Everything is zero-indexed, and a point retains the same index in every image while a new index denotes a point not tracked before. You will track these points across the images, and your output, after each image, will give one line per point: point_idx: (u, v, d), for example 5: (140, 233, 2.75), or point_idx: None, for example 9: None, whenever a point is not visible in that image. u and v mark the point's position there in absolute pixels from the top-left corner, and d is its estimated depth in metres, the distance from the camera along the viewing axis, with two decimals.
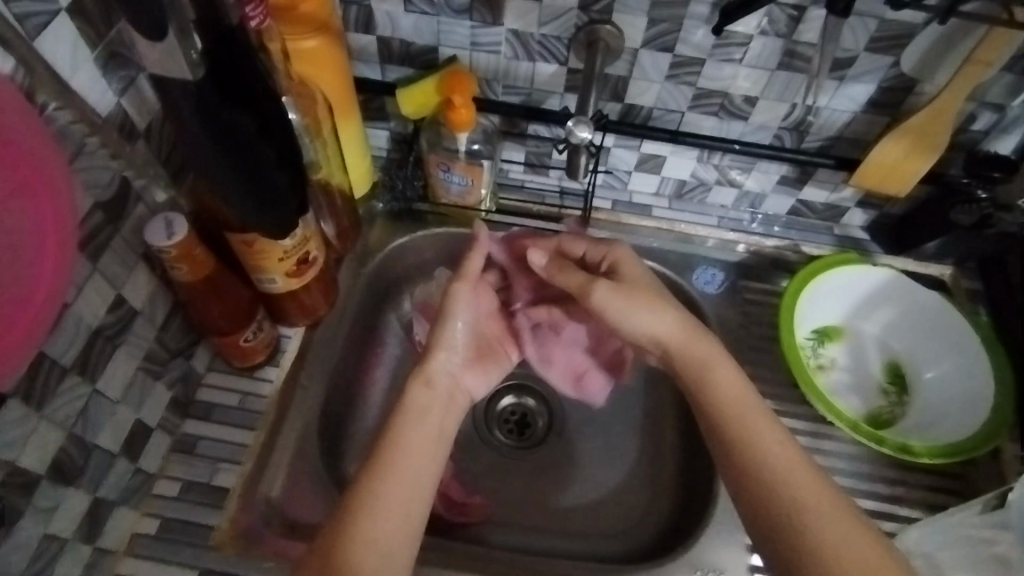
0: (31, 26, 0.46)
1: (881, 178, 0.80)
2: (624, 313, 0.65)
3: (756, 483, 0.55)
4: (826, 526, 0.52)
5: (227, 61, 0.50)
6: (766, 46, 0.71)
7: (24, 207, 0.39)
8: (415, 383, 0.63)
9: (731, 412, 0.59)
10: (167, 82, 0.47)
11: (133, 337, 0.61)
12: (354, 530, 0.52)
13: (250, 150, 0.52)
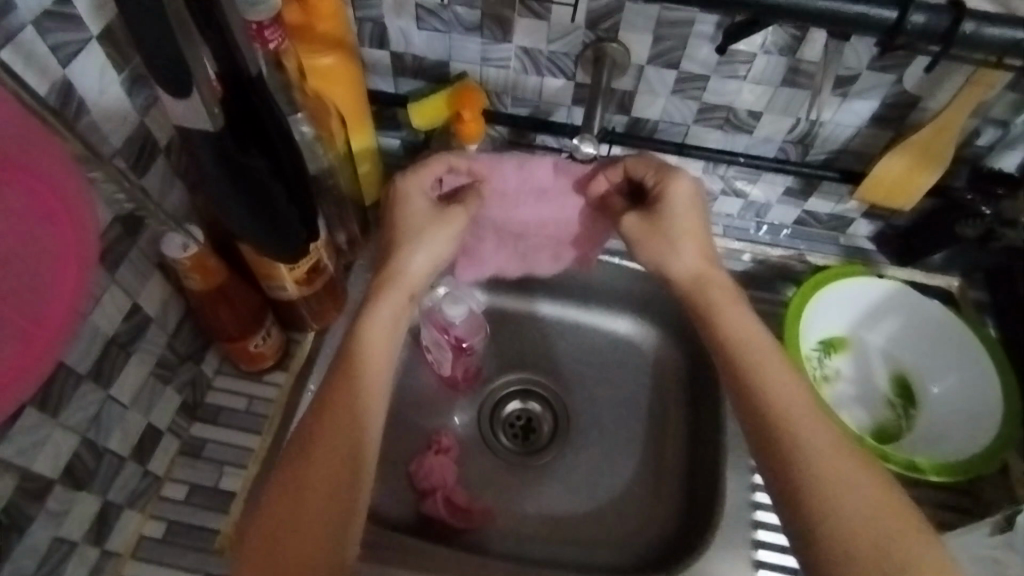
0: (61, 54, 0.48)
1: (886, 194, 0.81)
2: (654, 243, 0.67)
3: (772, 416, 0.57)
4: (844, 487, 0.52)
5: (241, 100, 0.53)
6: (769, 64, 0.72)
7: (42, 226, 0.40)
8: (399, 291, 0.65)
9: (747, 354, 0.60)
10: (185, 125, 0.50)
11: (146, 344, 0.64)
12: (329, 468, 0.55)
13: (265, 186, 0.56)
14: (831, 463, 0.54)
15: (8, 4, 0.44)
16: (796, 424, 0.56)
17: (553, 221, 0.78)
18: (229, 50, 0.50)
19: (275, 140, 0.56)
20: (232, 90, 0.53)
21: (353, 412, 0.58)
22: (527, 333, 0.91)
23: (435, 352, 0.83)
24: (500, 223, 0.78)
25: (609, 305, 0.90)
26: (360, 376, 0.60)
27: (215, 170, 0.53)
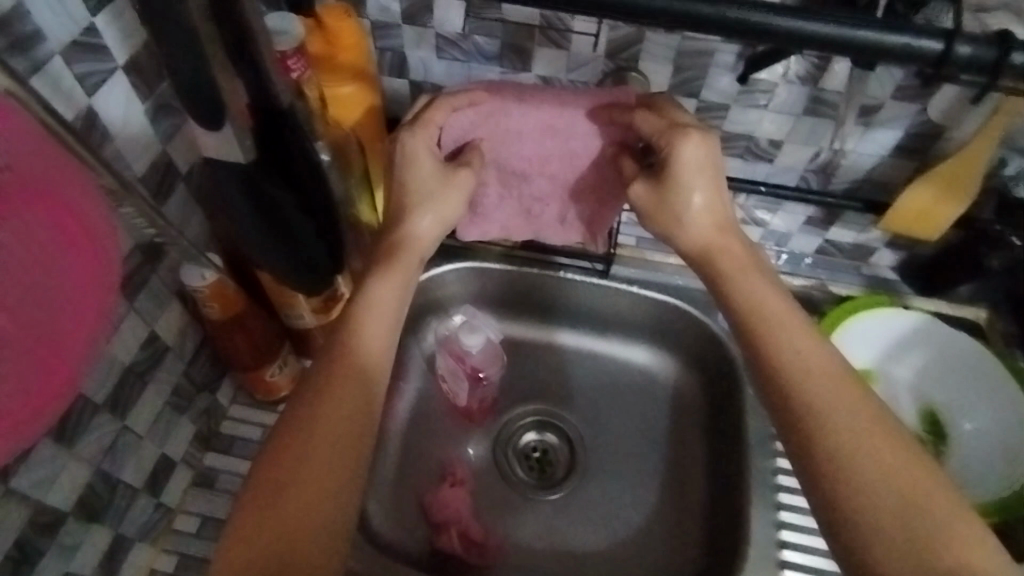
0: (88, 84, 0.49)
1: (910, 223, 0.79)
2: (665, 206, 0.61)
3: (794, 394, 0.52)
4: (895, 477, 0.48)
5: (274, 134, 0.55)
6: (792, 94, 0.72)
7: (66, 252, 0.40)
8: (408, 258, 0.61)
9: (765, 326, 0.56)
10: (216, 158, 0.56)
11: (163, 373, 0.63)
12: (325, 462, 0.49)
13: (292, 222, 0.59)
14: (866, 448, 0.49)
15: (38, 35, 0.44)
16: (836, 404, 0.51)
17: (562, 160, 0.69)
18: (263, 84, 0.51)
19: (305, 178, 0.58)
20: (266, 126, 0.55)
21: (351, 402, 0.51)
22: (543, 362, 0.89)
23: (451, 382, 0.83)
24: (504, 163, 0.70)
25: (626, 334, 0.89)
26: (369, 350, 0.55)
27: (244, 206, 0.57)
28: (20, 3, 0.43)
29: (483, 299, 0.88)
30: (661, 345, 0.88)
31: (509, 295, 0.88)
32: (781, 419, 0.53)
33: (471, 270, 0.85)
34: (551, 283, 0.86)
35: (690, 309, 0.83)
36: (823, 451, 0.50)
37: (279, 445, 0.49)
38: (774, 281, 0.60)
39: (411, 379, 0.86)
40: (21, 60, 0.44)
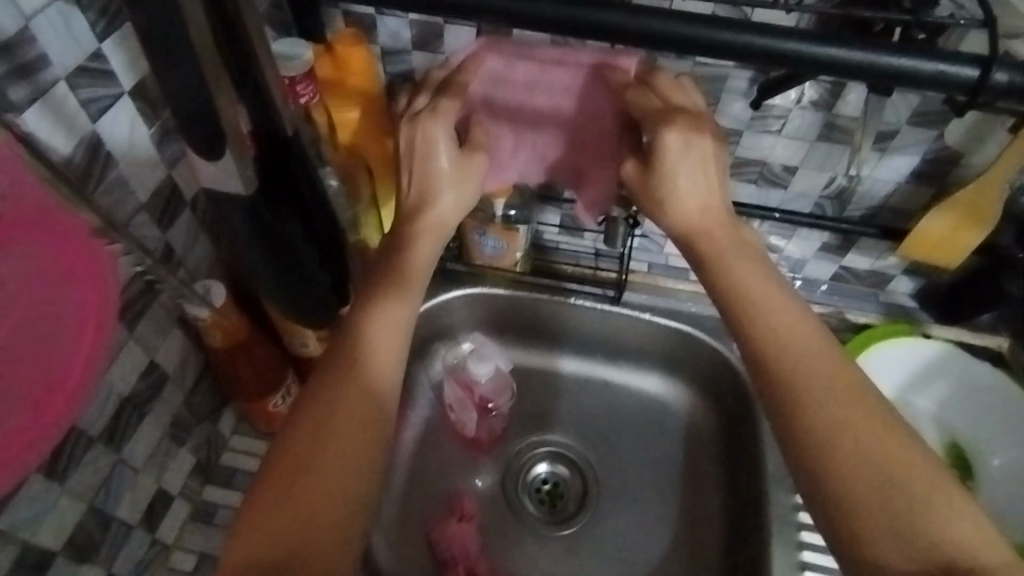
0: (92, 109, 0.48)
1: (928, 251, 0.77)
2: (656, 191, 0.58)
3: (793, 387, 0.48)
4: (908, 473, 0.45)
5: (278, 164, 0.53)
6: (805, 119, 0.71)
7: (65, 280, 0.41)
8: (425, 236, 0.60)
9: (761, 317, 0.52)
10: (219, 189, 0.51)
11: (162, 403, 0.62)
12: (322, 470, 0.46)
13: (297, 253, 0.57)
14: (880, 455, 0.46)
15: (43, 61, 0.44)
16: (842, 400, 0.48)
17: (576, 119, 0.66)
18: (266, 110, 0.50)
19: (310, 205, 0.56)
20: (270, 154, 0.53)
21: (357, 412, 0.49)
22: (553, 390, 0.87)
23: (459, 413, 0.81)
24: (520, 122, 0.67)
25: (638, 362, 0.87)
26: (377, 354, 0.52)
27: (246, 233, 0.54)
28: (26, 28, 0.42)
29: (491, 326, 0.86)
30: (673, 373, 0.86)
31: (518, 322, 0.86)
32: (774, 417, 0.49)
33: (478, 297, 0.83)
34: (560, 310, 0.84)
35: (703, 337, 0.81)
36: (824, 444, 0.46)
37: (282, 452, 0.47)
38: (765, 261, 0.57)
39: (418, 407, 0.84)
40: (24, 85, 0.43)
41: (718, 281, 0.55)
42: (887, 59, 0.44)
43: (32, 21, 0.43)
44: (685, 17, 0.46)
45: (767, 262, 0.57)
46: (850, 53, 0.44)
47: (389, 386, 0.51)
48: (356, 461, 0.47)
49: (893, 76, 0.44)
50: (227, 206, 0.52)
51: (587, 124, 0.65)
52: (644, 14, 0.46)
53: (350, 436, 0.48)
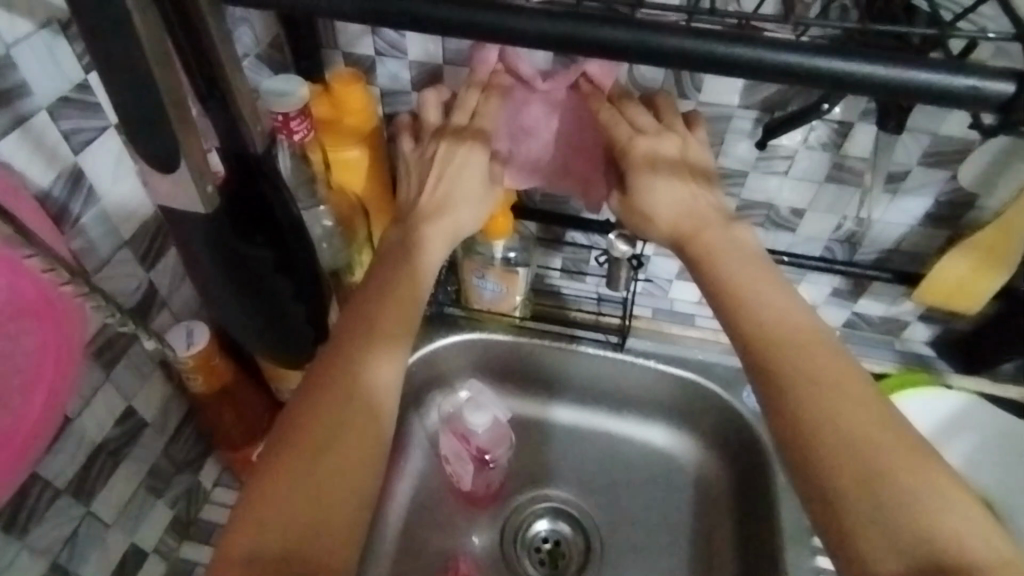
0: (75, 140, 0.47)
1: (945, 296, 0.73)
2: (651, 192, 0.57)
3: (792, 380, 0.47)
4: (907, 471, 0.43)
5: (248, 186, 0.46)
6: (812, 161, 0.69)
7: (28, 309, 0.40)
8: (433, 230, 0.58)
9: (756, 308, 0.51)
10: (175, 207, 0.42)
11: (138, 451, 0.59)
12: (313, 483, 0.43)
13: (267, 284, 0.47)
14: (887, 456, 0.44)
15: (24, 90, 0.43)
16: (844, 396, 0.46)
17: (575, 135, 0.62)
18: (235, 127, 0.44)
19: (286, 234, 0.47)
20: (239, 178, 0.46)
21: (352, 426, 0.46)
22: (554, 440, 0.83)
23: (455, 465, 0.76)
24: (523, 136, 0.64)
25: (644, 412, 0.83)
26: (367, 351, 0.49)
27: (209, 261, 0.45)
28: (7, 56, 0.41)
29: (490, 372, 0.83)
30: (679, 424, 0.82)
31: (517, 370, 0.83)
32: (772, 410, 0.47)
33: (475, 343, 0.80)
34: (561, 357, 0.80)
35: (711, 387, 0.77)
36: (808, 438, 0.45)
37: (272, 464, 0.44)
38: (759, 252, 0.56)
39: (413, 459, 0.80)
40: (2, 113, 0.42)
41: (708, 274, 0.54)
42: (934, 75, 0.36)
43: (13, 49, 0.42)
44: (671, 31, 0.37)
45: (761, 254, 0.56)
46: (887, 69, 0.37)
47: (386, 402, 0.48)
48: (351, 478, 0.44)
49: (928, 95, 0.37)
50: (186, 228, 0.43)
51: (585, 136, 0.62)
52: (625, 27, 0.38)
53: (327, 435, 0.45)
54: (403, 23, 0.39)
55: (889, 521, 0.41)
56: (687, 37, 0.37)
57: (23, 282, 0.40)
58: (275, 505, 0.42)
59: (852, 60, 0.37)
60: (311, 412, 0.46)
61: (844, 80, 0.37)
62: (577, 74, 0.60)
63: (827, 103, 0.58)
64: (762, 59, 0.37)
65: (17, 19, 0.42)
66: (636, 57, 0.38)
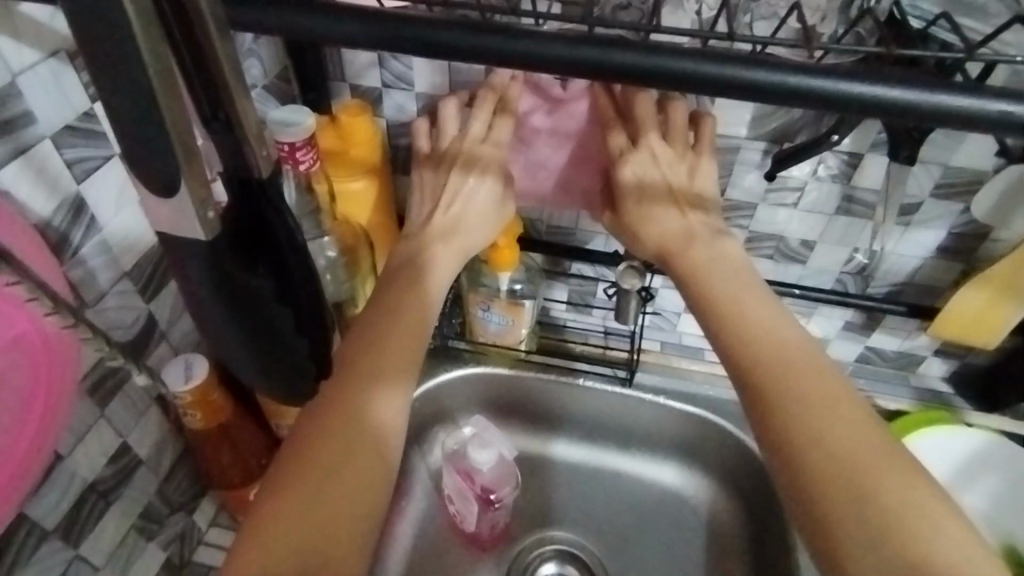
0: (79, 169, 0.47)
1: (962, 331, 0.72)
2: (647, 208, 0.56)
3: (780, 392, 0.45)
4: (905, 500, 0.41)
5: (249, 210, 0.40)
6: (822, 193, 0.69)
7: (22, 346, 0.40)
8: (445, 246, 0.57)
9: (744, 319, 0.49)
10: (173, 234, 0.37)
11: (131, 491, 0.57)
12: (321, 494, 0.43)
13: (269, 316, 0.41)
14: (880, 476, 0.42)
15: (28, 119, 0.43)
16: (836, 412, 0.44)
17: (583, 161, 0.63)
18: (237, 148, 0.38)
19: (289, 259, 0.41)
20: (241, 202, 0.40)
21: (363, 439, 0.45)
22: (561, 479, 0.81)
23: (460, 505, 0.74)
24: (533, 164, 0.63)
25: (653, 450, 0.80)
26: (371, 377, 0.47)
27: (207, 292, 0.39)
28: (12, 84, 0.41)
29: (493, 408, 0.81)
30: (690, 462, 0.79)
31: (522, 405, 0.81)
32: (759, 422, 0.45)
33: (480, 377, 0.78)
34: (568, 392, 0.78)
35: (723, 424, 0.75)
36: (800, 465, 0.43)
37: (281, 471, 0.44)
38: (748, 268, 0.53)
39: (415, 498, 0.78)
40: (3, 141, 0.42)
41: (694, 283, 0.52)
42: (964, 100, 0.36)
43: (19, 77, 0.42)
44: (690, 55, 0.37)
45: (747, 267, 0.53)
46: (915, 94, 0.36)
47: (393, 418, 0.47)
48: (362, 492, 0.44)
49: (958, 120, 0.36)
50: (184, 256, 0.38)
51: (592, 161, 0.62)
52: (645, 52, 0.37)
53: (333, 460, 0.44)
54: (412, 48, 0.39)
55: (879, 541, 0.40)
56: (708, 60, 0.37)
57: (20, 320, 0.39)
58: (283, 515, 0.42)
59: (878, 85, 0.36)
60: (321, 421, 0.45)
61: (870, 105, 0.37)
62: (584, 103, 0.60)
63: (838, 133, 0.58)
64: (786, 84, 0.37)
65: (24, 49, 0.42)
66: (654, 81, 0.38)
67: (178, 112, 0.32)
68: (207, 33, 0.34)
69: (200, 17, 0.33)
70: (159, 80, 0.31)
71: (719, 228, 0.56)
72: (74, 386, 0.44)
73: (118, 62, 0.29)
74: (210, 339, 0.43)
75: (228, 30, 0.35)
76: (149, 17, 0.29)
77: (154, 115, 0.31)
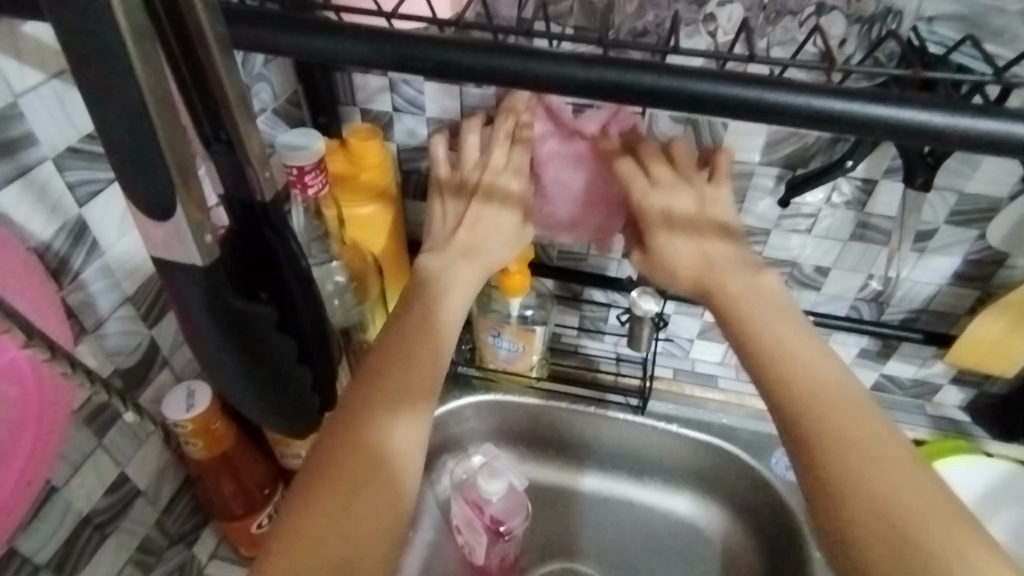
0: (81, 192, 0.46)
1: (979, 359, 0.71)
2: (667, 228, 0.55)
3: (809, 408, 0.44)
4: (953, 546, 0.38)
5: (248, 237, 0.40)
6: (837, 218, 0.68)
7: (9, 374, 0.39)
8: (466, 263, 0.55)
9: (777, 336, 0.48)
10: (169, 259, 0.35)
11: (129, 523, 0.55)
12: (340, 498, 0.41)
13: (272, 347, 0.40)
14: (907, 497, 0.41)
15: (30, 139, 0.42)
16: (864, 432, 0.43)
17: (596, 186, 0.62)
18: (238, 170, 0.37)
19: (294, 290, 0.41)
20: (243, 228, 0.40)
21: (386, 445, 0.44)
22: (571, 509, 0.79)
23: (469, 536, 0.71)
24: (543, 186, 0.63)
25: (666, 480, 0.78)
26: (392, 408, 0.46)
27: (208, 324, 0.37)
28: (14, 104, 0.41)
29: (503, 435, 0.79)
30: (705, 492, 0.77)
31: (532, 433, 0.79)
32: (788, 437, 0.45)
33: (491, 404, 0.77)
34: (582, 421, 0.77)
35: (739, 453, 0.73)
36: (833, 499, 0.41)
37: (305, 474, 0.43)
38: (786, 301, 0.52)
39: (422, 529, 0.76)
40: (4, 163, 0.41)
41: (722, 300, 0.52)
42: (993, 123, 0.35)
43: (21, 98, 0.41)
44: (710, 77, 0.36)
45: (779, 291, 0.52)
46: (945, 116, 0.35)
47: (415, 426, 0.46)
48: (384, 495, 0.43)
49: (988, 144, 0.35)
50: (182, 286, 0.36)
51: (604, 186, 0.62)
52: (662, 73, 0.36)
53: (357, 466, 0.43)
54: (425, 69, 0.38)
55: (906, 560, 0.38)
56: (731, 83, 0.36)
57: (7, 348, 0.39)
58: (301, 518, 0.41)
59: (904, 108, 0.35)
60: (349, 427, 0.45)
61: (897, 127, 0.36)
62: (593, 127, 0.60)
63: (852, 158, 0.57)
64: (810, 107, 0.36)
65: (27, 69, 0.41)
66: (672, 103, 0.37)
67: (178, 136, 0.31)
68: (210, 54, 0.33)
69: (203, 40, 0.33)
70: (158, 102, 0.30)
71: (751, 258, 0.54)
72: (68, 413, 0.43)
73: (115, 85, 0.28)
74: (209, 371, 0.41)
75: (232, 52, 0.34)
76: (146, 40, 0.28)
77: (152, 140, 0.30)
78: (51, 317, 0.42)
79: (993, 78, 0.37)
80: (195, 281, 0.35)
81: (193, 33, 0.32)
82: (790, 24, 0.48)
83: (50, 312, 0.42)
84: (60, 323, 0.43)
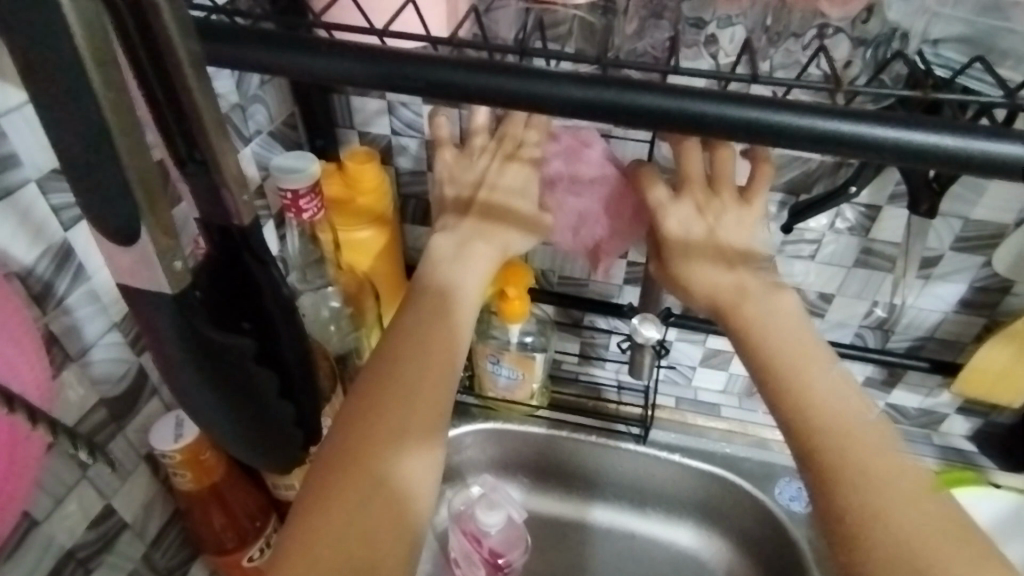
0: (67, 215, 0.45)
1: (988, 388, 0.70)
2: (696, 230, 0.53)
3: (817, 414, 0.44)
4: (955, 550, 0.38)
5: (228, 264, 0.38)
6: (840, 244, 0.67)
7: None
8: (482, 248, 0.55)
9: (785, 345, 0.47)
10: (136, 286, 0.34)
11: (115, 557, 0.53)
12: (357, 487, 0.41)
13: (256, 380, 0.39)
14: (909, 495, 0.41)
15: (13, 161, 0.41)
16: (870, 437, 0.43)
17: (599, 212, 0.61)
18: (218, 193, 0.36)
19: (277, 320, 0.40)
20: (222, 257, 0.38)
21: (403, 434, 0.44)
22: (573, 542, 0.76)
23: (467, 569, 0.69)
24: None
25: (670, 510, 0.76)
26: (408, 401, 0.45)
27: (180, 353, 0.35)
28: None
29: (504, 465, 0.77)
30: (709, 524, 0.75)
31: (532, 462, 0.77)
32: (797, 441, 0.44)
33: (492, 432, 0.75)
34: (582, 448, 0.75)
35: (744, 484, 0.71)
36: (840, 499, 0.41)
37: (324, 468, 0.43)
38: (805, 322, 0.50)
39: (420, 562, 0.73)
40: None
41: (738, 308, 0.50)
42: (1009, 147, 0.34)
43: (3, 118, 0.40)
44: (714, 97, 0.36)
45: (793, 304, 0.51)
46: (955, 139, 0.34)
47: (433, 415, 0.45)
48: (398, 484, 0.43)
49: (1004, 167, 0.34)
50: (152, 316, 0.34)
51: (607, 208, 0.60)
52: (665, 93, 0.36)
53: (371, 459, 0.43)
54: (416, 88, 0.37)
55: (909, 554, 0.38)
56: (740, 106, 0.35)
57: None
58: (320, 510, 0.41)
59: (915, 131, 0.34)
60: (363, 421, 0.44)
61: (910, 151, 0.35)
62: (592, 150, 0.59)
63: (855, 184, 0.56)
64: (816, 130, 0.35)
65: (10, 89, 0.41)
66: (673, 126, 0.36)
67: (146, 158, 0.30)
68: (180, 70, 0.32)
69: (183, 61, 0.32)
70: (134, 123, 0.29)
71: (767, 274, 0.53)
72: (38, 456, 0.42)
73: (76, 104, 0.27)
74: (186, 405, 0.40)
75: (206, 70, 0.33)
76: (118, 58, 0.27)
77: (118, 158, 0.29)
78: (27, 348, 0.41)
79: (1004, 101, 0.37)
80: (172, 309, 0.34)
81: (171, 54, 0.31)
82: (793, 46, 0.48)
83: (25, 342, 0.40)
84: (36, 353, 0.41)
